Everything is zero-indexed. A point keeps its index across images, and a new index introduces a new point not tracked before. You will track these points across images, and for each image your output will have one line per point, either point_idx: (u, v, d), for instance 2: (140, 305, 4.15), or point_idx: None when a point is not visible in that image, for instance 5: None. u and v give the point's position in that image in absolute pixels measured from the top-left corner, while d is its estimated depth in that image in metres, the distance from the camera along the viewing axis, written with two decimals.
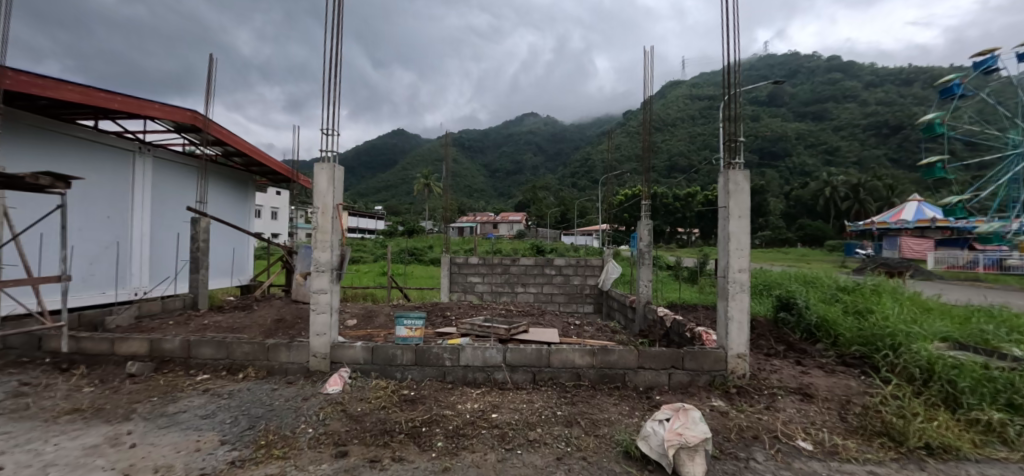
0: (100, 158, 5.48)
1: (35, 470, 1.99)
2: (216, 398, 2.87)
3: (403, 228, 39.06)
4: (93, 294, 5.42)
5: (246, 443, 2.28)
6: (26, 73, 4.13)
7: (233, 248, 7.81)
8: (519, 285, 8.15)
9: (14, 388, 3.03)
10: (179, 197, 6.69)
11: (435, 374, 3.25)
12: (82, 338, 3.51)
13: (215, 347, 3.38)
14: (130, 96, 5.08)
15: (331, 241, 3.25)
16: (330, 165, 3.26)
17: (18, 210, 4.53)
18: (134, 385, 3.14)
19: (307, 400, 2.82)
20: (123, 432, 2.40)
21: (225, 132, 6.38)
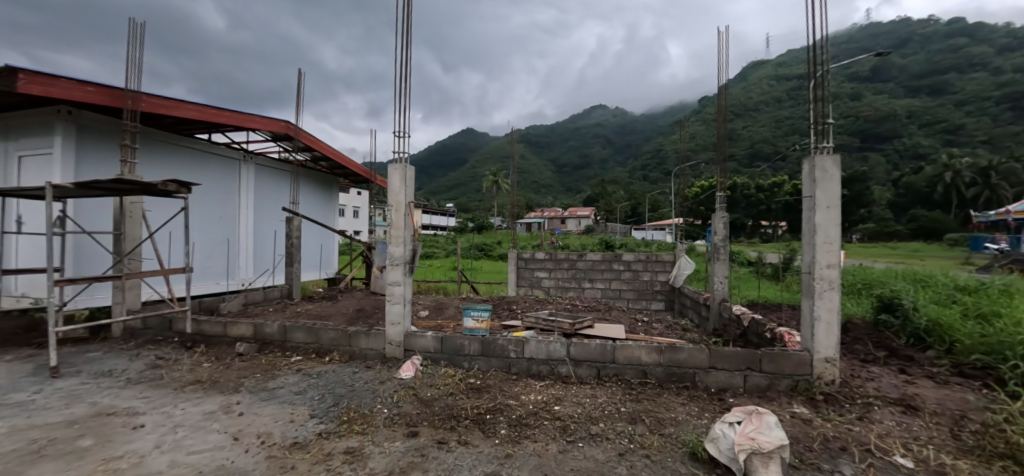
0: (212, 167, 6.32)
1: (168, 429, 2.40)
2: (307, 377, 3.21)
3: (474, 224, 40.26)
4: (210, 284, 6.30)
5: (332, 418, 2.53)
6: (157, 96, 4.86)
7: (320, 244, 8.60)
8: (586, 281, 8.05)
9: (153, 361, 3.64)
10: (276, 199, 7.50)
11: (501, 364, 3.34)
12: (202, 322, 4.10)
13: (306, 332, 3.76)
14: (235, 110, 5.76)
15: (403, 237, 3.46)
16: (402, 165, 3.47)
17: (152, 212, 5.40)
18: (242, 362, 3.62)
19: (383, 383, 3.06)
20: (234, 402, 2.78)
21: (314, 139, 7.04)
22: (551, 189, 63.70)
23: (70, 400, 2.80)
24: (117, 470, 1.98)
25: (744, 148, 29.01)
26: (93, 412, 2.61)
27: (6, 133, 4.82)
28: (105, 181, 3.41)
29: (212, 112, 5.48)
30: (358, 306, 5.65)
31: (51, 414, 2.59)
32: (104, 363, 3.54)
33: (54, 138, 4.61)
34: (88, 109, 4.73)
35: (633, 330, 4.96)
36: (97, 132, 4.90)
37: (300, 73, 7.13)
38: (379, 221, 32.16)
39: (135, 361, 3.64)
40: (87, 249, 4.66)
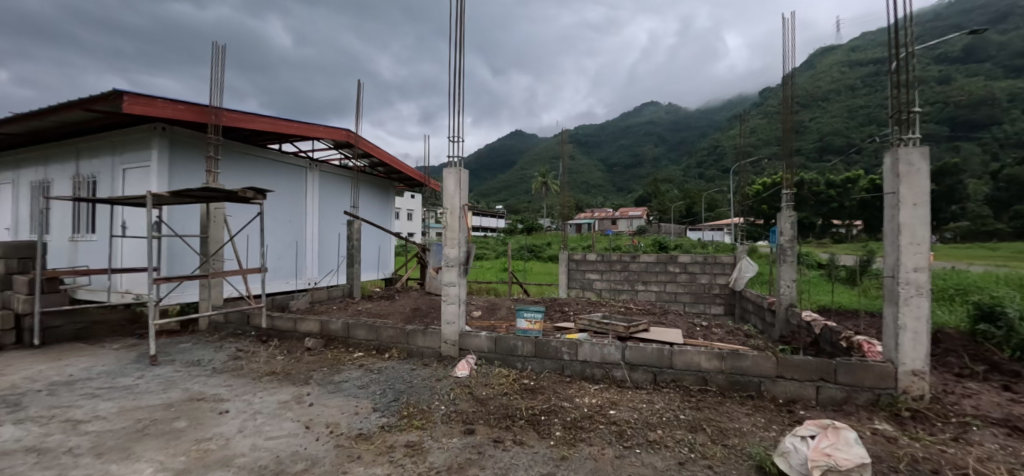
0: (283, 175, 6.82)
1: (248, 415, 2.62)
2: (368, 372, 3.38)
3: (523, 226, 40.45)
4: (281, 283, 6.81)
5: (392, 412, 2.65)
6: (235, 111, 5.33)
7: (379, 245, 9.03)
8: (639, 283, 7.79)
9: (234, 353, 3.99)
10: (338, 203, 7.96)
11: (554, 366, 3.33)
12: (275, 318, 4.43)
13: (367, 330, 3.96)
14: (302, 121, 6.18)
15: (458, 239, 3.55)
16: (456, 169, 3.57)
17: (233, 217, 5.92)
18: (311, 356, 3.88)
19: (440, 381, 3.16)
20: (304, 393, 2.98)
21: (371, 146, 7.39)
22: (598, 189, 62.51)
23: (168, 385, 3.13)
24: (207, 450, 2.18)
25: (811, 142, 26.87)
26: (186, 397, 2.90)
27: (113, 149, 5.48)
28: (195, 190, 3.80)
29: (282, 124, 5.92)
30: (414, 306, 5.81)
31: (152, 397, 2.92)
32: (195, 353, 3.94)
33: (151, 151, 5.18)
34: (178, 124, 5.26)
35: (691, 335, 4.75)
36: (185, 145, 5.44)
37: (359, 85, 7.53)
38: (432, 224, 33.22)
39: (219, 352, 4.01)
40: (179, 250, 5.18)
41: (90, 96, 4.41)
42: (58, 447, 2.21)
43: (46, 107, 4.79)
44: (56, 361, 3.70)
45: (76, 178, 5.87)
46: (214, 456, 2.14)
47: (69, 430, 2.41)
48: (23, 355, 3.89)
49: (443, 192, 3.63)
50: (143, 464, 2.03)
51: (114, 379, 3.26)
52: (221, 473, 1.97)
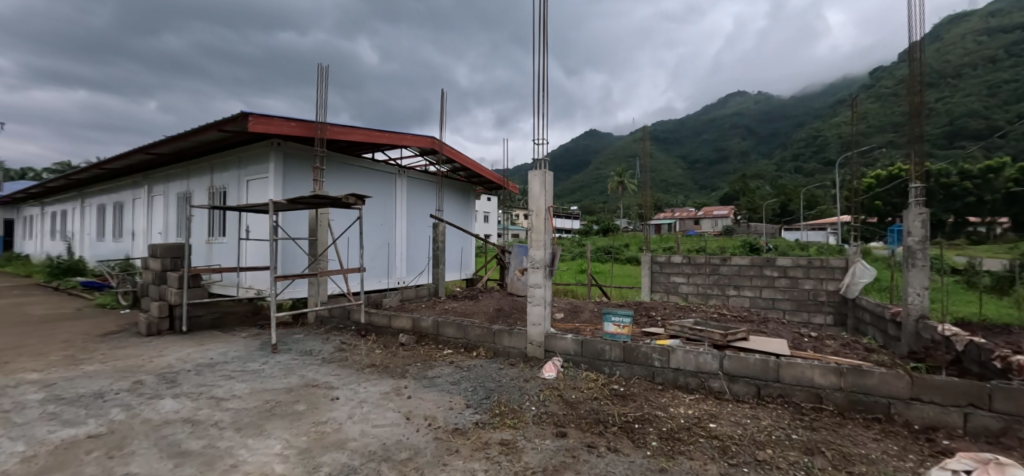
0: (375, 182, 7.37)
1: (356, 402, 2.86)
2: (459, 369, 3.53)
3: (598, 227, 39.78)
4: (375, 281, 7.35)
5: (485, 409, 2.73)
6: (337, 125, 5.83)
7: (461, 247, 9.41)
8: (731, 288, 7.17)
9: (339, 345, 4.38)
10: (423, 207, 8.41)
11: (644, 373, 3.22)
12: (373, 314, 4.81)
13: (455, 328, 4.14)
14: (393, 131, 6.61)
15: (543, 240, 3.58)
16: (542, 171, 3.59)
17: (335, 221, 6.54)
18: (406, 351, 4.15)
19: (528, 381, 3.21)
20: (402, 386, 3.18)
21: (452, 151, 7.70)
22: (673, 188, 59.15)
23: (286, 371, 3.53)
24: (324, 433, 2.41)
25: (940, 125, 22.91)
26: (302, 383, 3.24)
27: (239, 163, 6.31)
28: (307, 197, 4.24)
29: (376, 134, 6.38)
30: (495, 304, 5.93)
31: (275, 381, 3.30)
32: (307, 344, 4.40)
33: (269, 164, 5.86)
34: (290, 139, 5.90)
35: (797, 346, 4.30)
36: (296, 158, 6.07)
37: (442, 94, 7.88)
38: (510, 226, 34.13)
39: (327, 343, 4.44)
40: (291, 251, 5.83)
41: (223, 119, 5.10)
42: (207, 419, 2.59)
43: (191, 130, 5.61)
44: (200, 345, 4.35)
45: (211, 189, 6.84)
46: (331, 438, 2.35)
47: (214, 406, 2.80)
48: (175, 339, 4.63)
49: (529, 194, 3.68)
50: (273, 441, 2.29)
51: (245, 363, 3.74)
52: (338, 455, 2.15)
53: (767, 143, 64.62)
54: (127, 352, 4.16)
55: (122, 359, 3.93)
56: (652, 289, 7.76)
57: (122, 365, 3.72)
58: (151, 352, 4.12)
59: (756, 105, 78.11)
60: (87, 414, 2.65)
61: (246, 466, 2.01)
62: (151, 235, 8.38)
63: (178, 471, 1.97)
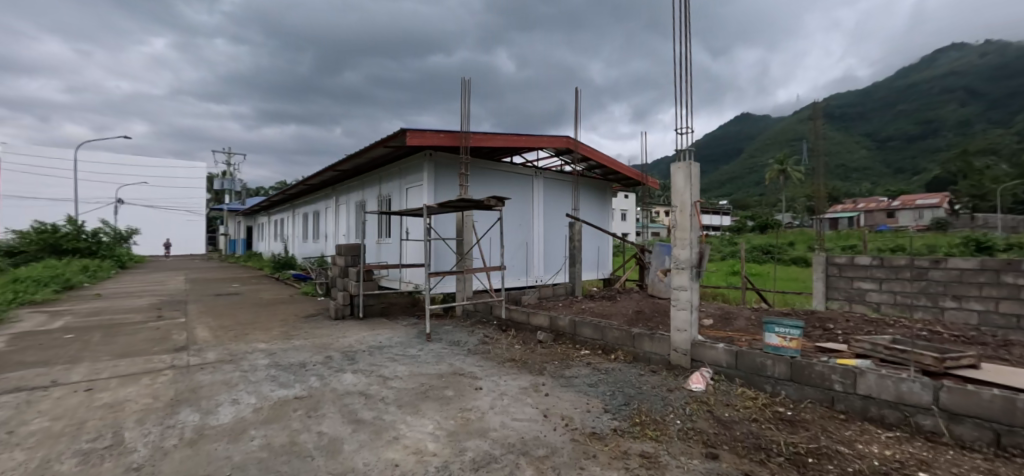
0: (514, 185, 7.79)
1: (497, 394, 3.04)
2: (596, 372, 3.47)
3: (753, 224, 35.09)
4: (516, 279, 7.76)
5: (624, 416, 2.62)
6: (480, 132, 6.30)
7: (598, 247, 9.31)
8: (950, 299, 5.41)
9: (482, 338, 4.73)
10: (557, 208, 8.55)
11: (820, 397, 2.69)
12: (512, 310, 5.08)
13: (593, 329, 4.10)
14: (530, 134, 6.88)
15: (689, 239, 3.32)
16: (686, 164, 3.34)
17: (480, 223, 7.14)
18: (544, 349, 4.26)
19: (672, 391, 2.99)
20: (540, 383, 3.26)
21: (587, 150, 7.65)
22: (851, 174, 48.52)
23: (438, 359, 3.95)
24: (469, 419, 2.59)
25: None
26: (451, 371, 3.58)
27: (400, 175, 7.35)
28: (454, 200, 4.69)
29: (515, 139, 6.73)
30: (633, 304, 5.65)
31: (429, 366, 3.72)
32: (455, 334, 4.86)
33: (423, 173, 6.67)
34: (440, 150, 6.61)
35: None
36: (445, 166, 6.77)
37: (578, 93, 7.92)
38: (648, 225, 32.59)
39: (472, 336, 4.83)
40: (443, 250, 6.57)
41: (390, 135, 5.96)
42: (377, 394, 3.04)
43: (362, 148, 6.70)
44: (372, 330, 5.18)
45: (379, 197, 8.12)
46: (476, 425, 2.52)
47: (382, 383, 3.28)
48: (354, 323, 5.60)
49: (672, 189, 3.45)
50: (427, 421, 2.55)
51: (405, 348, 4.31)
52: (480, 442, 2.29)
53: (1002, 107, 48.23)
54: (322, 331, 5.19)
55: (319, 337, 4.91)
56: (827, 298, 6.42)
57: (320, 341, 4.66)
58: (338, 333, 5.07)
59: (983, 58, 59.04)
60: (295, 379, 3.37)
61: (405, 440, 2.29)
62: (338, 237, 10.34)
63: (356, 436, 2.34)
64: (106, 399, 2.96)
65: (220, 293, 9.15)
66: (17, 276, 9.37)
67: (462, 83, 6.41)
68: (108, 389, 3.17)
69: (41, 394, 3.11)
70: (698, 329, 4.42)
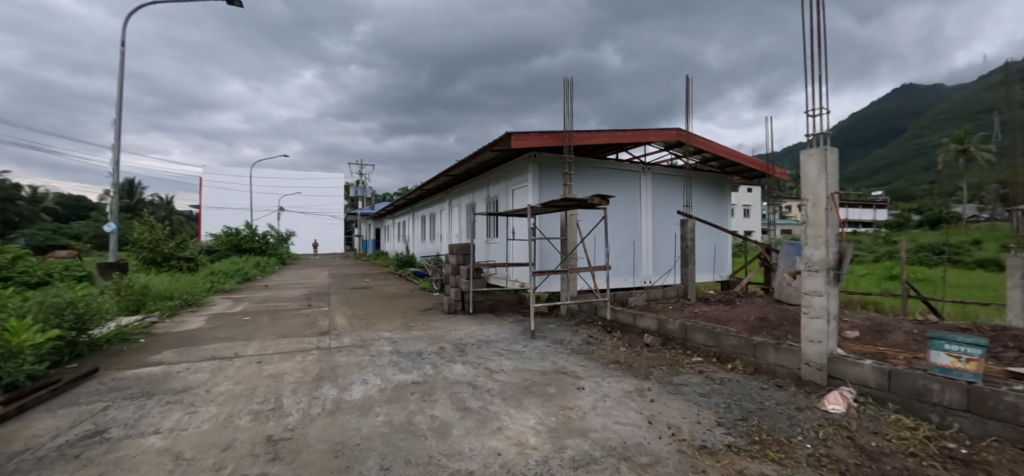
0: (619, 182, 7.56)
1: (600, 395, 2.97)
2: (710, 381, 3.20)
3: (918, 219, 28.75)
4: (622, 280, 7.55)
5: (741, 433, 2.36)
6: (582, 130, 6.24)
7: (714, 245, 8.57)
8: None
9: (586, 338, 4.69)
10: (666, 205, 8.07)
11: (1015, 436, 2.09)
12: (618, 311, 4.96)
13: (706, 334, 3.81)
14: (636, 129, 6.63)
15: (826, 237, 2.89)
16: (820, 150, 2.93)
17: (584, 222, 7.11)
18: (651, 352, 4.07)
19: (801, 411, 2.61)
20: (645, 388, 3.11)
21: (701, 141, 7.08)
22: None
23: (542, 356, 4.02)
24: (570, 418, 2.58)
25: None
26: (553, 368, 3.62)
27: (506, 177, 7.68)
28: (558, 200, 4.74)
29: (620, 135, 6.53)
30: (756, 310, 5.07)
31: (533, 363, 3.81)
32: (559, 333, 4.92)
33: (528, 175, 6.86)
34: (543, 151, 6.73)
35: None
36: (549, 167, 6.87)
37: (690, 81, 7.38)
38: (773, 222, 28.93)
39: (576, 335, 4.82)
40: (547, 250, 6.69)
41: (495, 139, 6.23)
42: (483, 385, 3.21)
43: (471, 154, 7.15)
44: (481, 325, 5.49)
45: (487, 199, 8.59)
46: (576, 424, 2.49)
47: (489, 376, 3.45)
48: (463, 318, 5.99)
49: (801, 180, 3.06)
50: (529, 415, 2.61)
51: (511, 344, 4.48)
52: (580, 441, 2.27)
53: None
54: (436, 324, 5.66)
55: (433, 329, 5.37)
56: None
57: (434, 333, 5.09)
58: (449, 326, 5.48)
59: None
60: (413, 365, 3.74)
61: (507, 431, 2.38)
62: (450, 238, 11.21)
63: (463, 422, 2.50)
64: (271, 371, 3.63)
65: (354, 287, 10.58)
66: (214, 270, 11.98)
67: (564, 83, 6.47)
68: (273, 362, 3.88)
69: (229, 362, 3.94)
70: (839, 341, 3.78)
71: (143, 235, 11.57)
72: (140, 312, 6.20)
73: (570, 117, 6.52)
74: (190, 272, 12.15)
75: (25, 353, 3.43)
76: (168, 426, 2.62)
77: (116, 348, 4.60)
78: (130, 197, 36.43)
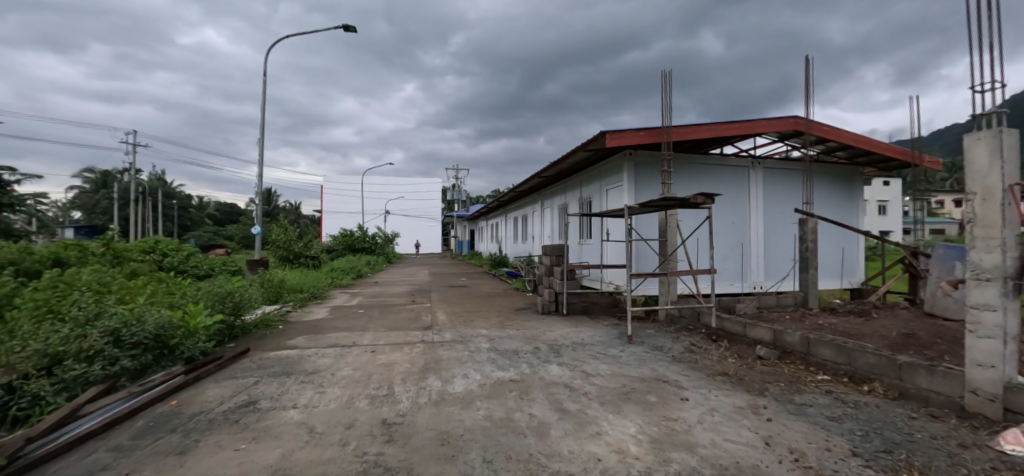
0: (724, 178, 7.00)
1: (708, 409, 2.77)
2: (840, 403, 2.81)
3: None
4: (728, 284, 7.01)
5: (884, 467, 2.02)
6: (683, 125, 5.87)
7: (841, 248, 7.52)
8: None
9: (689, 346, 4.43)
10: (780, 203, 7.26)
11: None
12: (725, 319, 4.61)
13: (836, 350, 3.36)
14: (745, 120, 6.08)
15: (1001, 238, 2.37)
16: (991, 132, 2.41)
17: (684, 222, 6.72)
18: (766, 366, 3.71)
19: (967, 450, 2.15)
20: (760, 404, 2.84)
21: (825, 129, 6.25)
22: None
23: (640, 362, 3.88)
24: (674, 430, 2.45)
25: None
26: (653, 376, 3.47)
27: (600, 177, 7.55)
28: (657, 200, 4.53)
29: (726, 128, 6.03)
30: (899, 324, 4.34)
31: (631, 369, 3.69)
32: (658, 339, 4.71)
33: (623, 173, 6.66)
34: (640, 148, 6.50)
35: None
36: (645, 165, 6.62)
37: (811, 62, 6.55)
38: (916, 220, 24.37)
39: (677, 342, 4.57)
40: (644, 252, 6.45)
41: (588, 139, 6.14)
42: (580, 388, 3.19)
43: (565, 155, 7.17)
44: (574, 327, 5.46)
45: (580, 199, 8.53)
46: (681, 438, 2.35)
47: (585, 379, 3.42)
48: (556, 319, 6.02)
49: (966, 170, 2.57)
50: (630, 423, 2.53)
51: (607, 348, 4.39)
52: (687, 456, 2.13)
53: None
54: (530, 324, 5.77)
55: (528, 328, 5.48)
56: None
57: (529, 333, 5.19)
58: (543, 327, 5.55)
59: None
60: (511, 363, 3.84)
61: (607, 437, 2.33)
62: (542, 238, 11.37)
63: (561, 424, 2.51)
64: (383, 360, 4.01)
65: (451, 285, 11.23)
66: (333, 267, 13.60)
67: (662, 76, 6.15)
68: (385, 352, 4.28)
69: (350, 350, 4.44)
70: (1021, 367, 3.05)
71: (279, 236, 13.60)
72: (279, 301, 7.27)
73: (669, 111, 6.18)
74: (314, 268, 13.95)
75: (200, 333, 4.26)
76: (303, 402, 3.03)
77: (262, 332, 5.46)
78: (269, 205, 43.01)
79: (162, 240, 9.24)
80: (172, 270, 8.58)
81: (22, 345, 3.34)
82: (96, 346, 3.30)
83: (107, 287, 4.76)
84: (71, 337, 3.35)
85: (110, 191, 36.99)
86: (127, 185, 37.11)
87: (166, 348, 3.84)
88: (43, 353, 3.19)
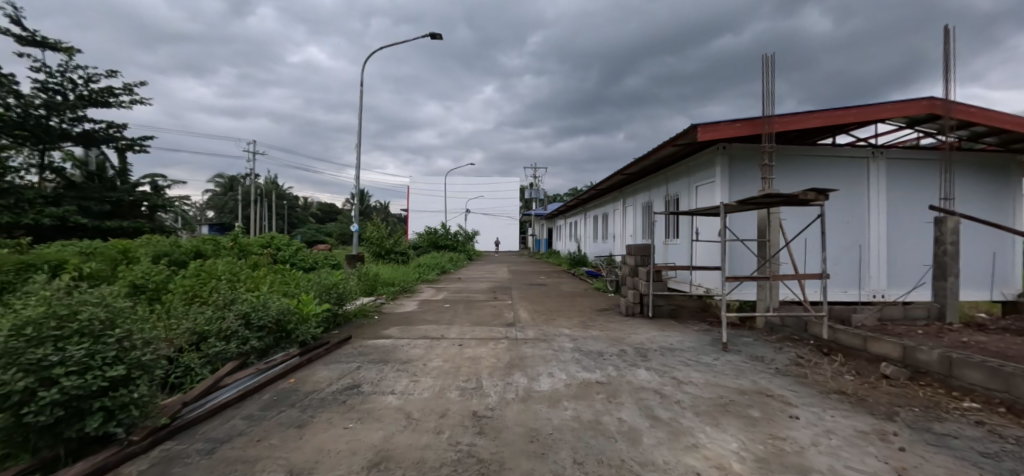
0: (836, 171, 6.25)
1: (822, 430, 2.51)
2: (998, 439, 2.37)
3: None
4: (841, 292, 6.26)
5: None
6: (788, 114, 5.36)
7: (990, 252, 6.35)
8: None
9: (795, 358, 4.04)
10: (907, 198, 6.31)
11: None
12: (839, 331, 4.14)
13: (990, 373, 2.85)
14: (863, 106, 5.39)
15: None
16: None
17: (788, 221, 6.13)
18: (893, 386, 3.26)
19: None
20: (889, 431, 2.50)
21: (969, 112, 5.32)
22: None
23: (738, 372, 3.62)
24: (782, 450, 2.25)
25: None
26: (754, 388, 3.22)
27: (688, 173, 7.15)
28: (758, 197, 4.19)
29: (840, 115, 5.41)
30: None
31: (728, 379, 3.46)
32: (757, 348, 4.36)
33: (714, 169, 6.24)
34: (734, 141, 6.04)
35: None
36: (740, 160, 6.15)
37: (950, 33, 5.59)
38: None
39: (780, 353, 4.19)
40: (739, 253, 6.01)
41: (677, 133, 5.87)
42: (671, 395, 3.06)
43: (650, 151, 6.88)
44: (661, 331, 5.24)
45: (666, 197, 8.16)
46: (792, 460, 2.16)
47: (676, 386, 3.28)
48: (640, 322, 5.84)
49: None
50: (730, 438, 2.38)
51: (699, 355, 4.16)
52: None
53: None
54: (613, 325, 5.66)
55: (611, 330, 5.38)
56: None
57: (613, 335, 5.09)
58: (627, 329, 5.41)
59: None
60: (596, 365, 3.81)
61: (705, 450, 2.21)
62: (623, 237, 11.08)
63: (652, 431, 2.44)
64: (470, 353, 4.19)
65: (531, 283, 11.37)
66: (419, 263, 14.48)
67: (762, 61, 5.66)
68: (471, 346, 4.47)
69: (439, 342, 4.71)
70: None
71: (373, 233, 14.80)
72: (374, 294, 7.92)
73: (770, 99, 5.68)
74: (403, 263, 14.98)
75: (311, 320, 4.78)
76: (400, 389, 3.27)
77: (360, 322, 5.98)
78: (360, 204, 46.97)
79: (277, 236, 10.53)
80: (285, 263, 9.76)
81: (179, 324, 4.01)
82: (232, 327, 3.88)
83: (237, 277, 5.53)
84: (213, 319, 3.95)
85: (234, 193, 42.92)
86: (247, 188, 42.78)
87: (285, 332, 4.37)
88: (192, 330, 3.79)
